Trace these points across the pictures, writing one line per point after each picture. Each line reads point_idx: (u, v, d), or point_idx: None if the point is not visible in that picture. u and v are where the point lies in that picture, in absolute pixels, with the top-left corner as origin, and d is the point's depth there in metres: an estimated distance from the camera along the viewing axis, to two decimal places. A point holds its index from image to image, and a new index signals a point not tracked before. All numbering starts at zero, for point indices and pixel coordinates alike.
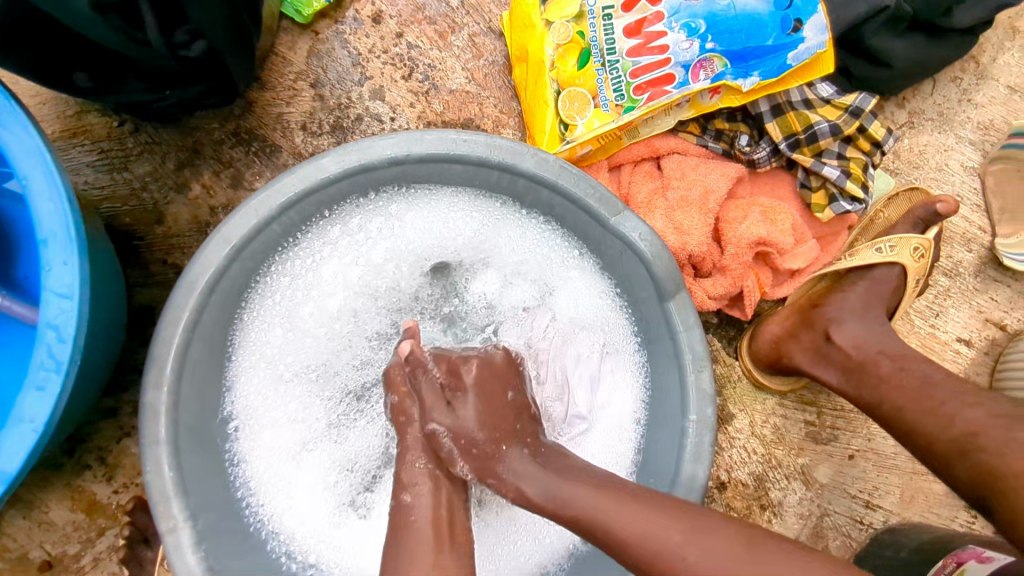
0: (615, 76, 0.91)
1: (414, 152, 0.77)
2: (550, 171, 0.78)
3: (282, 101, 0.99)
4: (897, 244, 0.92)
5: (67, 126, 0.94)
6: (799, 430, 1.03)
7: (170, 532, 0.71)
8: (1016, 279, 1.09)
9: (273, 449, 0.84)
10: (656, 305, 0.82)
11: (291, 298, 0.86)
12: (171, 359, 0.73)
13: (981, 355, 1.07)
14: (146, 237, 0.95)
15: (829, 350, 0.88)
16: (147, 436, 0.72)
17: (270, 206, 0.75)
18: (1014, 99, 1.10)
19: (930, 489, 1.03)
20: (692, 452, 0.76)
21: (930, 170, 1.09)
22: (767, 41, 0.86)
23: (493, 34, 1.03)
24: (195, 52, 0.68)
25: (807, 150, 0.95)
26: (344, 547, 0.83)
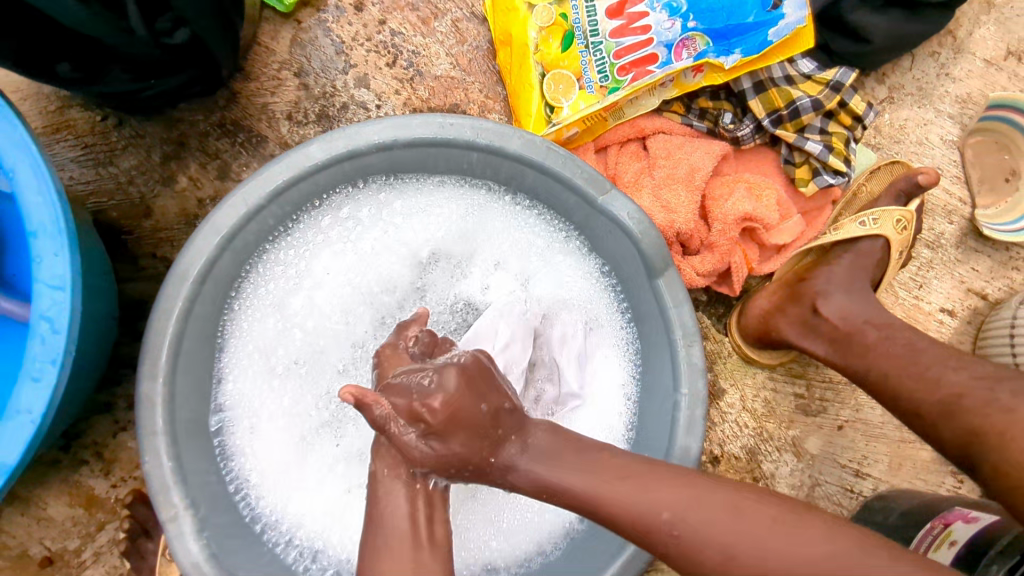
0: (598, 57, 0.92)
1: (401, 136, 0.78)
2: (537, 152, 0.79)
3: (267, 91, 0.99)
4: (879, 217, 0.94)
5: (50, 121, 0.94)
6: (789, 403, 1.05)
7: (171, 521, 0.71)
8: (996, 249, 1.11)
9: (266, 440, 0.84)
10: (645, 283, 0.83)
11: (282, 289, 0.86)
12: (166, 350, 0.73)
13: (963, 325, 1.10)
14: (134, 232, 0.95)
15: (816, 322, 0.89)
16: (144, 426, 0.72)
17: (259, 195, 0.75)
18: (990, 72, 1.12)
19: (917, 456, 1.05)
20: (685, 425, 0.77)
21: (910, 144, 1.11)
22: (748, 18, 0.88)
23: (476, 19, 1.03)
24: (178, 40, 0.68)
25: (790, 126, 0.96)
26: (329, 535, 0.83)
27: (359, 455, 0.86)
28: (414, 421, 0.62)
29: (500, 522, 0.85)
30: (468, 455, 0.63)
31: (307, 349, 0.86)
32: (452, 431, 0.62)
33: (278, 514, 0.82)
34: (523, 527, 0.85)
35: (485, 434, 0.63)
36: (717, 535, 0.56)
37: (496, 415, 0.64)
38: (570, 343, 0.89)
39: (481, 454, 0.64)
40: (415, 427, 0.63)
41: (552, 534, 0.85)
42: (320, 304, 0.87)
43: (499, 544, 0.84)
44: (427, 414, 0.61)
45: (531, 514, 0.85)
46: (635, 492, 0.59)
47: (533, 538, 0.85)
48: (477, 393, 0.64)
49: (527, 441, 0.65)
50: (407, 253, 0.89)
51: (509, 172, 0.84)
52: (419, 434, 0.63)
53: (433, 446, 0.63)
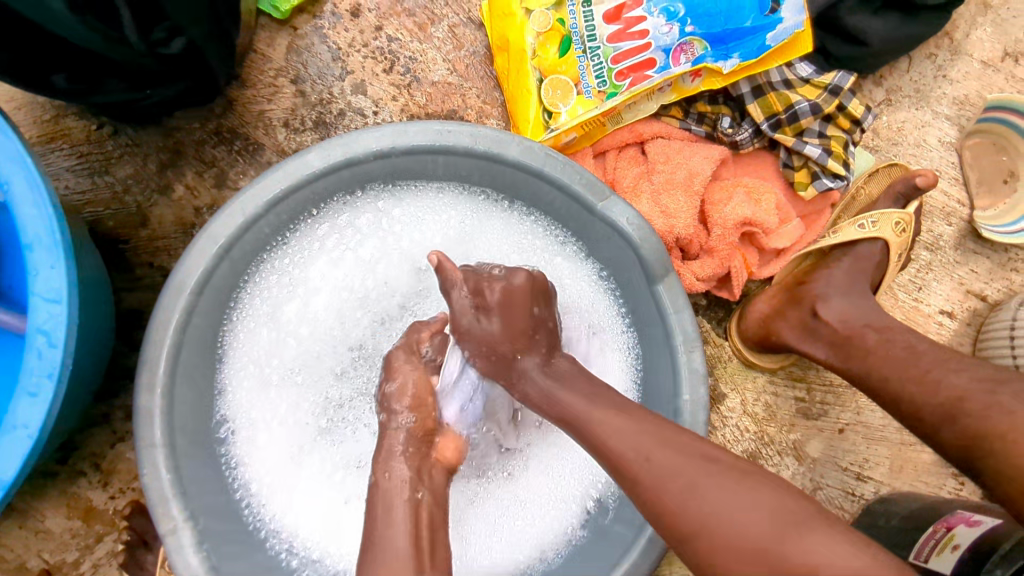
0: (596, 62, 0.91)
1: (399, 144, 0.78)
2: (535, 159, 0.79)
3: (263, 98, 0.98)
4: (879, 219, 0.94)
5: (44, 130, 0.93)
6: (789, 406, 1.05)
7: (170, 534, 0.71)
8: (995, 250, 1.11)
9: (267, 450, 0.83)
10: (645, 288, 0.83)
11: (280, 298, 0.85)
12: (164, 361, 0.73)
13: (963, 326, 1.10)
14: (131, 241, 0.95)
15: (816, 325, 0.89)
16: (143, 438, 0.72)
17: (256, 204, 0.75)
18: (987, 74, 1.12)
19: (918, 458, 1.05)
20: (686, 432, 0.77)
21: (909, 146, 1.11)
22: (745, 22, 0.87)
23: (473, 24, 1.03)
24: (175, 49, 0.67)
25: (789, 130, 0.96)
26: (332, 544, 0.83)
27: (359, 464, 0.85)
28: (472, 294, 0.73)
29: (499, 528, 0.85)
30: (501, 341, 0.72)
31: (305, 359, 0.86)
32: (501, 315, 0.72)
33: (279, 522, 0.82)
34: (523, 534, 0.84)
35: (528, 333, 0.72)
36: (716, 543, 0.56)
37: (540, 324, 0.73)
38: (571, 346, 0.89)
39: (512, 346, 0.72)
40: (472, 302, 0.73)
41: (555, 540, 0.84)
42: (319, 312, 0.86)
43: (501, 550, 0.84)
44: (488, 293, 0.72)
45: (533, 520, 0.85)
46: (633, 501, 0.59)
47: (535, 544, 0.84)
48: (535, 299, 0.73)
49: (538, 383, 0.69)
50: (405, 259, 0.89)
51: (508, 178, 0.83)
52: (473, 308, 0.73)
53: (485, 323, 0.73)
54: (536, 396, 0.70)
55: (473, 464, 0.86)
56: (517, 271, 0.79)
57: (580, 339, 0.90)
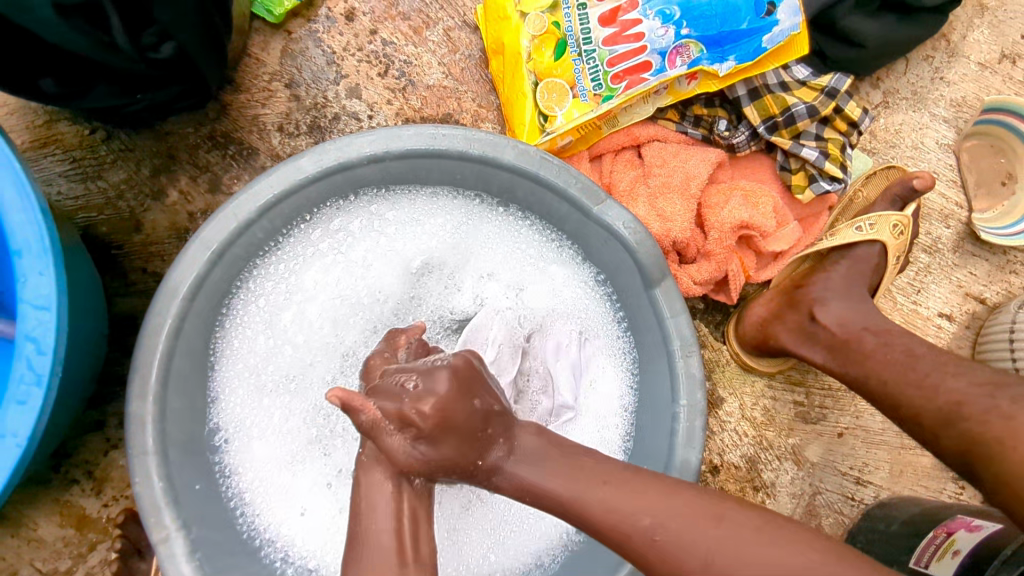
0: (592, 65, 0.91)
1: (393, 148, 0.77)
2: (530, 162, 0.78)
3: (257, 102, 0.98)
4: (877, 221, 0.94)
5: (37, 136, 0.92)
6: (788, 410, 1.04)
7: (162, 543, 0.70)
8: (994, 252, 1.10)
9: (261, 458, 0.83)
10: (641, 292, 0.82)
11: (273, 304, 0.85)
12: (156, 368, 0.72)
13: (962, 329, 1.09)
14: (125, 247, 0.94)
15: (813, 328, 0.89)
16: (134, 446, 0.71)
17: (249, 210, 0.74)
18: (984, 76, 1.12)
19: (918, 463, 1.04)
20: (684, 438, 0.76)
21: (906, 149, 1.10)
22: (741, 25, 0.87)
23: (469, 28, 1.03)
24: (164, 54, 0.66)
25: (785, 133, 0.95)
26: (327, 552, 0.82)
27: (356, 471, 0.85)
28: (404, 426, 0.60)
29: (494, 534, 0.84)
30: (457, 459, 0.61)
31: (299, 365, 0.85)
32: (444, 434, 0.60)
33: (272, 531, 0.81)
34: (518, 540, 0.84)
35: (476, 436, 0.61)
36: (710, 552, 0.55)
37: (488, 415, 0.63)
38: (563, 353, 0.89)
39: (471, 454, 0.61)
40: (405, 434, 0.61)
41: (552, 547, 0.84)
42: (313, 318, 0.85)
43: (497, 558, 0.84)
44: (417, 417, 0.59)
45: (529, 528, 0.84)
46: (621, 513, 0.58)
47: (530, 551, 0.84)
48: (468, 392, 0.62)
49: (507, 468, 0.62)
50: (399, 265, 0.88)
51: (503, 182, 0.83)
52: (410, 438, 0.61)
53: (424, 449, 0.61)
54: (510, 487, 0.62)
55: (465, 474, 0.84)
56: (433, 359, 0.67)
57: (574, 346, 0.89)
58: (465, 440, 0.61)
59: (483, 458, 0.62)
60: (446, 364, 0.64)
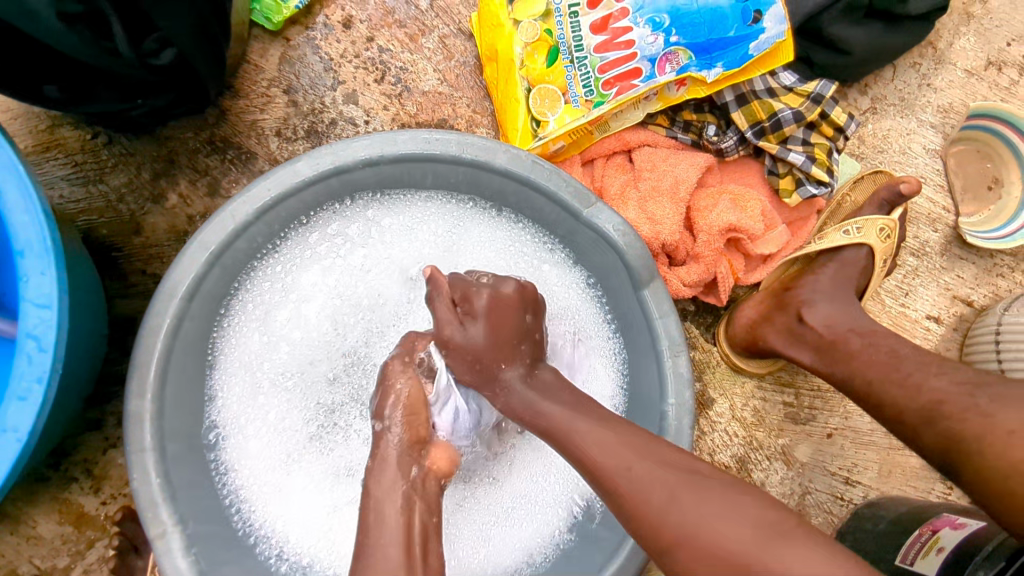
0: (584, 72, 0.93)
1: (388, 152, 0.79)
2: (522, 166, 0.80)
3: (256, 108, 1.00)
4: (863, 225, 0.95)
5: (40, 140, 0.94)
6: (778, 411, 1.05)
7: (159, 538, 0.72)
8: (981, 256, 1.12)
9: (258, 457, 0.84)
10: (631, 293, 0.84)
11: (271, 305, 0.86)
12: (154, 367, 0.74)
13: (950, 332, 1.11)
14: (125, 249, 0.96)
15: (801, 330, 0.91)
16: (132, 443, 0.72)
17: (247, 212, 0.76)
18: (971, 82, 1.14)
19: (906, 463, 1.06)
20: (672, 436, 0.78)
21: (894, 154, 1.12)
22: (728, 33, 0.88)
23: (464, 35, 1.05)
24: (165, 60, 0.68)
25: (773, 138, 0.97)
26: (322, 549, 0.83)
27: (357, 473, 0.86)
28: (461, 300, 0.76)
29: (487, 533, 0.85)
30: (485, 352, 0.73)
31: (295, 365, 0.87)
32: (487, 323, 0.74)
33: (267, 529, 0.83)
34: (513, 537, 0.85)
35: None
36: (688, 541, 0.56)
37: (528, 333, 0.75)
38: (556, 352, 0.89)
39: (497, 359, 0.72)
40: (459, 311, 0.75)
41: (543, 544, 0.85)
42: (310, 319, 0.87)
43: (488, 554, 0.85)
44: None
45: (520, 526, 0.85)
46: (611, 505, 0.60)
47: (520, 549, 0.85)
48: (525, 307, 0.77)
49: (524, 390, 0.72)
50: (395, 267, 0.90)
51: (496, 186, 0.85)
52: (460, 313, 0.75)
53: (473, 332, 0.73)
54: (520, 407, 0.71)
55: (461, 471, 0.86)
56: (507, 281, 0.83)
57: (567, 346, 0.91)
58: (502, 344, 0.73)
59: (509, 367, 0.73)
60: (516, 277, 0.79)
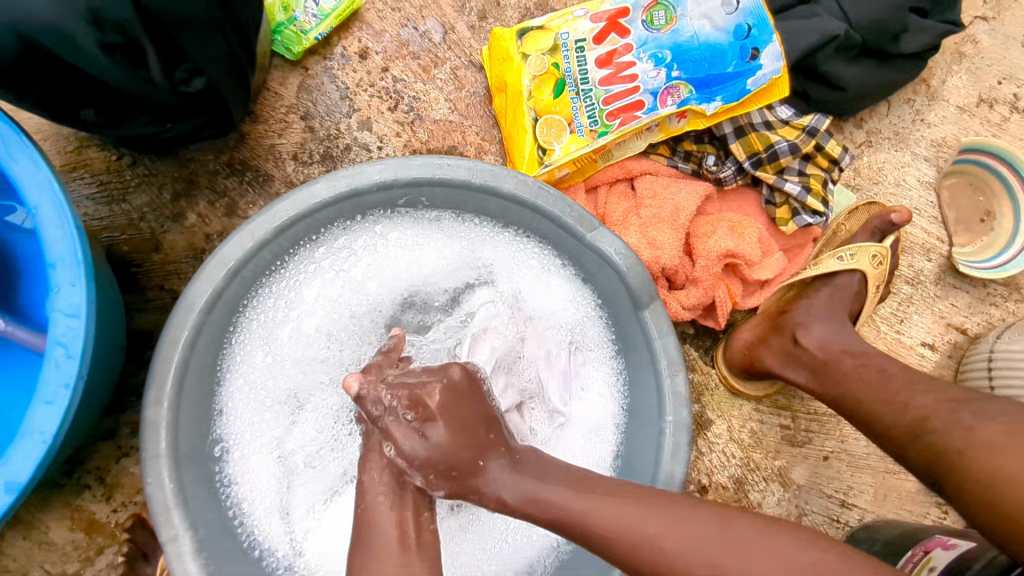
0: (589, 104, 0.97)
1: (401, 176, 0.83)
2: (529, 192, 0.84)
3: (274, 133, 1.04)
4: (857, 252, 1.01)
5: (67, 161, 0.99)
6: (775, 433, 1.08)
7: (170, 542, 0.75)
8: (974, 285, 1.15)
9: (263, 471, 0.86)
10: (631, 315, 0.87)
11: (277, 321, 0.89)
12: (172, 376, 0.77)
13: (944, 358, 1.13)
14: (144, 265, 0.99)
15: (796, 352, 0.95)
16: (148, 449, 0.76)
17: (264, 231, 0.80)
18: (964, 118, 1.19)
19: (902, 486, 1.08)
20: (670, 451, 0.82)
21: (889, 186, 1.16)
22: (727, 68, 0.92)
23: (474, 67, 1.10)
24: (195, 88, 0.72)
25: (769, 168, 0.97)
26: (329, 552, 0.86)
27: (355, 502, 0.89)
28: (411, 408, 0.69)
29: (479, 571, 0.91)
30: (460, 449, 0.69)
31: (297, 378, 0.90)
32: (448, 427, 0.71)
33: (272, 539, 0.85)
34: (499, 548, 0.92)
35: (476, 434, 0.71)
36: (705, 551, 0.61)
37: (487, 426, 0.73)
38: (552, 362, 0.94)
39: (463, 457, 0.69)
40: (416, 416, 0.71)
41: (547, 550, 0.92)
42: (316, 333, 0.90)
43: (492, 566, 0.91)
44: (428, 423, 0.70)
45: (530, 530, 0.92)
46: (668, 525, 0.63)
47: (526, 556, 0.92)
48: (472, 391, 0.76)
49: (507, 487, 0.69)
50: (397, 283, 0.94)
51: (501, 209, 0.89)
52: (415, 424, 0.69)
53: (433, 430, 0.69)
54: (511, 498, 0.69)
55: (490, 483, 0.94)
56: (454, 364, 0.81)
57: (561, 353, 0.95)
58: (468, 437, 0.70)
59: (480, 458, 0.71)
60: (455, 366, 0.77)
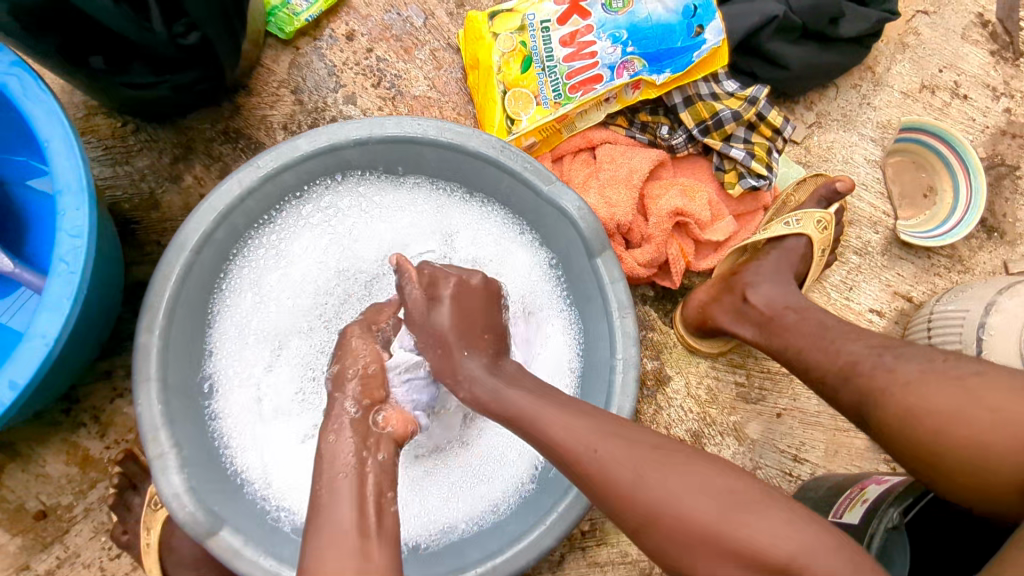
0: (553, 78, 1.06)
1: (376, 134, 0.92)
2: (492, 150, 0.93)
3: (266, 105, 1.13)
4: (802, 218, 1.10)
5: (76, 126, 1.08)
6: (730, 391, 1.15)
7: (157, 457, 0.81)
8: (918, 256, 1.23)
9: (247, 407, 0.94)
10: (586, 265, 0.95)
11: (263, 271, 0.97)
12: (163, 307, 0.85)
13: (891, 324, 1.21)
14: (143, 222, 1.08)
15: (745, 309, 1.04)
16: (140, 372, 0.83)
17: (250, 180, 0.89)
18: (907, 103, 1.28)
19: (851, 443, 1.15)
20: (619, 388, 0.89)
21: (837, 163, 1.25)
22: (676, 43, 1.01)
23: (452, 49, 1.20)
24: (191, 42, 0.80)
25: (716, 135, 1.06)
26: (303, 482, 0.93)
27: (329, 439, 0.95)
28: (431, 288, 0.84)
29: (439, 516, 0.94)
30: (449, 333, 0.81)
31: (281, 324, 0.97)
32: (457, 310, 0.83)
33: (254, 468, 0.92)
34: (461, 496, 0.95)
35: (476, 332, 0.82)
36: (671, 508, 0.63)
37: (502, 337, 0.85)
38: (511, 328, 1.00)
39: (462, 343, 0.80)
40: (425, 292, 0.84)
41: (509, 493, 0.96)
42: (298, 283, 0.98)
43: (458, 510, 0.95)
44: (447, 282, 0.84)
45: (488, 479, 0.96)
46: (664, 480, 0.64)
47: (489, 501, 0.95)
48: (495, 302, 0.87)
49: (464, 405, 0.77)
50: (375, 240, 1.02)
51: (470, 168, 0.97)
52: (428, 299, 0.84)
53: (435, 312, 0.82)
54: (481, 396, 0.77)
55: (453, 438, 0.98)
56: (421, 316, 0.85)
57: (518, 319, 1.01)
58: (466, 332, 0.81)
59: (462, 369, 0.79)
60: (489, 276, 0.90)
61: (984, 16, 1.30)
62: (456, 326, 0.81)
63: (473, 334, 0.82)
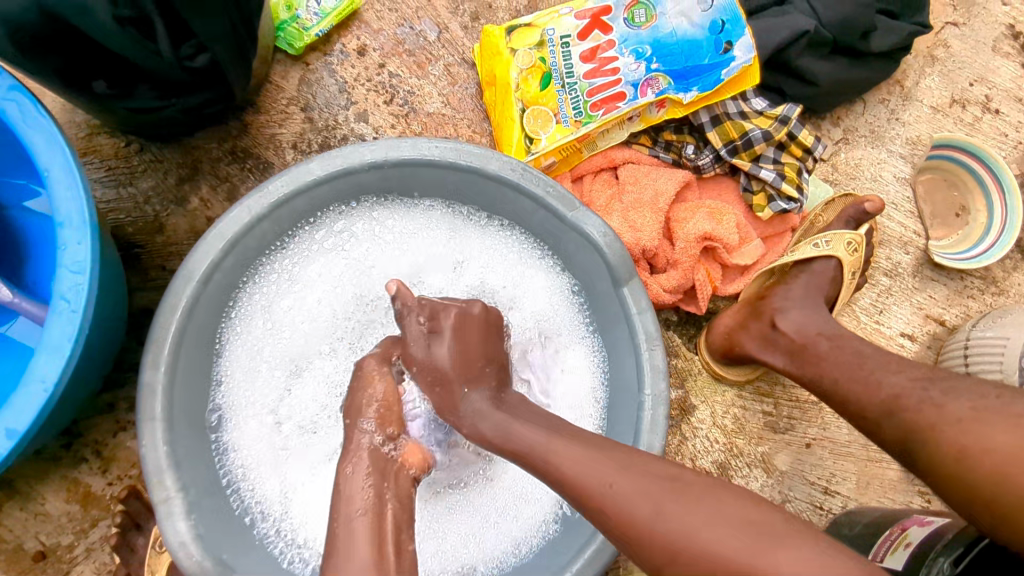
0: (573, 96, 1.02)
1: (392, 156, 0.88)
2: (513, 173, 0.88)
3: (275, 123, 1.09)
4: (832, 239, 1.05)
5: (78, 146, 1.04)
6: (757, 420, 1.10)
7: (162, 502, 0.77)
8: (951, 277, 1.18)
9: (258, 441, 0.89)
10: (612, 293, 0.91)
11: (274, 298, 0.93)
12: (169, 342, 0.80)
13: (923, 349, 1.16)
14: (147, 246, 1.04)
15: (774, 336, 1.00)
16: (144, 412, 0.78)
17: (261, 206, 0.84)
18: (937, 118, 1.23)
19: (884, 475, 1.11)
20: (648, 424, 0.84)
21: (866, 181, 1.20)
22: (703, 60, 0.97)
23: (466, 64, 1.15)
24: (199, 64, 0.76)
25: (745, 156, 1.02)
26: (317, 521, 0.88)
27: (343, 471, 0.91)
28: (429, 315, 0.83)
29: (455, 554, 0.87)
30: (451, 369, 0.79)
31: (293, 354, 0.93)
32: (456, 343, 0.80)
33: (264, 507, 0.87)
34: (483, 535, 0.90)
35: (476, 362, 0.80)
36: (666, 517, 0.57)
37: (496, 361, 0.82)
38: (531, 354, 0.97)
39: (463, 378, 0.78)
40: (426, 326, 0.82)
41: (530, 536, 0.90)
42: (311, 311, 0.94)
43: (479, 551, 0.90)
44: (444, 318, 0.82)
45: (510, 516, 0.91)
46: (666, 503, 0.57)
47: (513, 540, 0.90)
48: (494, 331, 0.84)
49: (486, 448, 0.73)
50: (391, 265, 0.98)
51: (489, 191, 0.93)
52: (427, 331, 0.82)
53: (436, 349, 0.80)
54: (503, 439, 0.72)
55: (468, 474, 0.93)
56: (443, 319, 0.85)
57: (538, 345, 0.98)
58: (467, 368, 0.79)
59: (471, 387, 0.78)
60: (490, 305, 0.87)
61: (1016, 27, 1.26)
62: (456, 361, 0.79)
63: (473, 367, 0.79)
